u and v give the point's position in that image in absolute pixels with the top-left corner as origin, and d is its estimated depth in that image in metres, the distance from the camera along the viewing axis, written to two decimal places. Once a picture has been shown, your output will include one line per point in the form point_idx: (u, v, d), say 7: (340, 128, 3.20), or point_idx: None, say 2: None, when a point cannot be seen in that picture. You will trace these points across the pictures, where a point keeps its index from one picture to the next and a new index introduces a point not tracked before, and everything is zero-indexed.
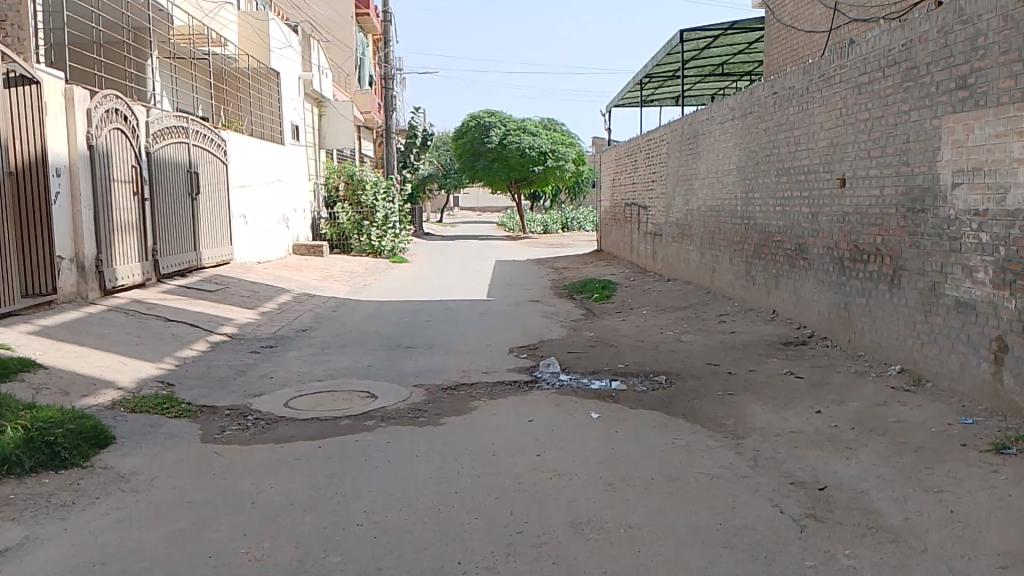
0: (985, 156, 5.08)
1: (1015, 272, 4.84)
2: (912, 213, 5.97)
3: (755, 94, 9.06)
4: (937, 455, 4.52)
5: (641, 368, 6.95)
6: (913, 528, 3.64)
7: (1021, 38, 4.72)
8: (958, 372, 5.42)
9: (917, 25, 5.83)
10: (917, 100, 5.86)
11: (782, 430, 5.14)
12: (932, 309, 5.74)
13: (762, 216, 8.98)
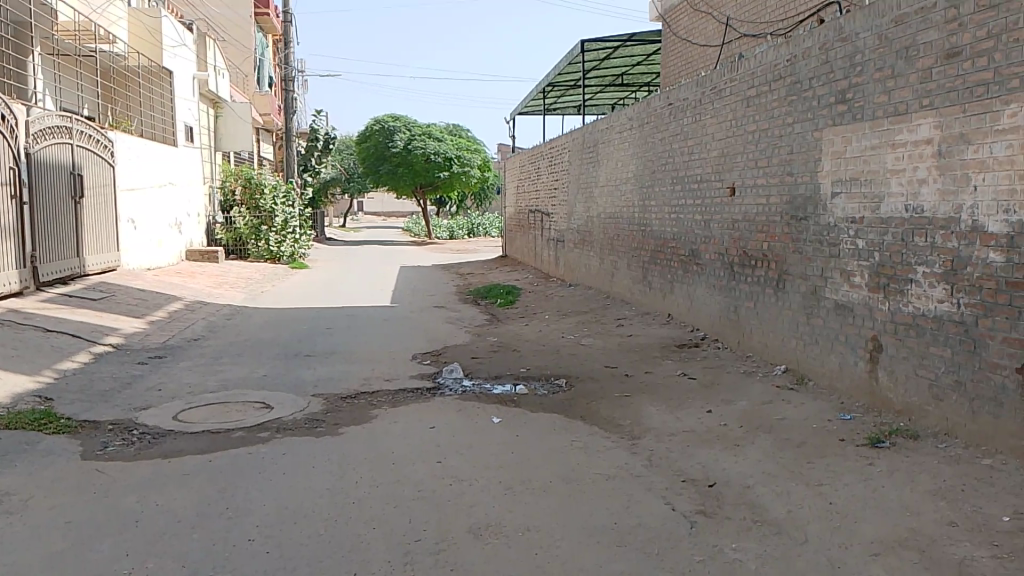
0: (861, 166, 5.39)
1: (888, 276, 5.16)
2: (795, 220, 6.28)
3: (652, 104, 9.33)
4: (817, 450, 4.76)
5: (541, 372, 7.04)
6: (796, 520, 3.82)
7: (892, 56, 5.04)
8: (837, 371, 5.74)
9: (800, 42, 6.14)
10: (800, 114, 6.18)
11: (675, 430, 5.30)
12: (813, 311, 6.05)
13: (658, 223, 9.25)
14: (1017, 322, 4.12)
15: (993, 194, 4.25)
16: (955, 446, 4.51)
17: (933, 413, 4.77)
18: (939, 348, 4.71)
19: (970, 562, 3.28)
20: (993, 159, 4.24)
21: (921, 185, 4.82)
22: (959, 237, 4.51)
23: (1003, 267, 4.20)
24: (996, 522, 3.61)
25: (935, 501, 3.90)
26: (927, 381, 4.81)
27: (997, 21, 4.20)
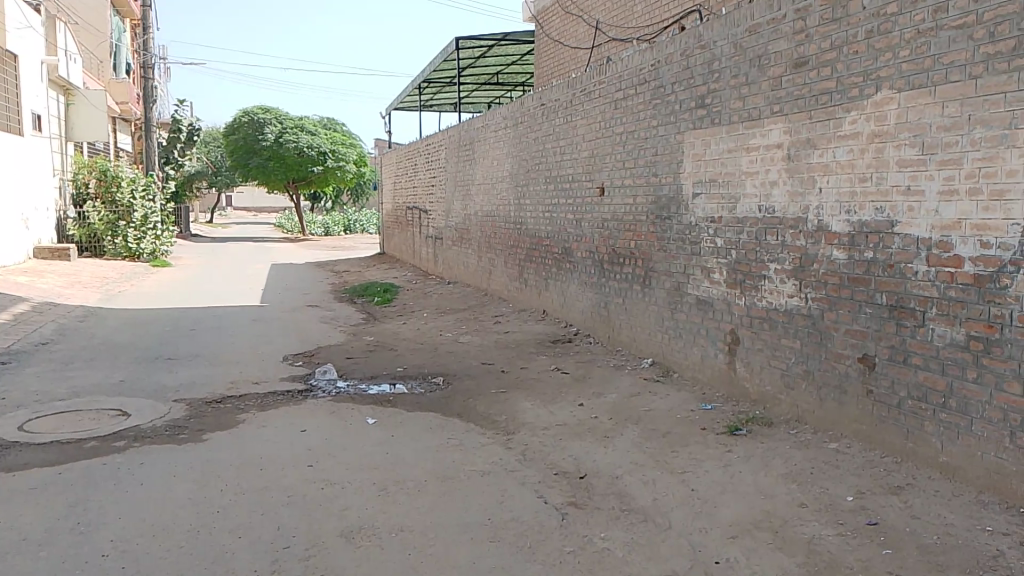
0: (720, 168, 5.68)
1: (744, 273, 5.46)
2: (660, 220, 6.54)
3: (525, 104, 9.45)
4: (681, 439, 4.99)
5: (417, 370, 7.01)
6: (661, 507, 3.99)
7: (746, 64, 5.33)
8: (699, 363, 6.04)
9: (663, 47, 6.38)
10: (663, 117, 6.43)
11: (548, 424, 5.41)
12: (676, 307, 6.33)
13: (532, 221, 9.40)
14: (857, 314, 4.46)
15: (837, 196, 4.58)
16: (804, 432, 4.84)
17: (785, 401, 5.11)
18: (789, 340, 5.04)
19: (818, 540, 3.53)
20: (837, 163, 4.56)
21: (773, 187, 5.13)
22: (807, 236, 4.84)
23: (845, 264, 4.53)
24: (840, 501, 3.91)
25: (787, 484, 4.17)
26: (780, 371, 5.14)
27: (839, 33, 4.51)
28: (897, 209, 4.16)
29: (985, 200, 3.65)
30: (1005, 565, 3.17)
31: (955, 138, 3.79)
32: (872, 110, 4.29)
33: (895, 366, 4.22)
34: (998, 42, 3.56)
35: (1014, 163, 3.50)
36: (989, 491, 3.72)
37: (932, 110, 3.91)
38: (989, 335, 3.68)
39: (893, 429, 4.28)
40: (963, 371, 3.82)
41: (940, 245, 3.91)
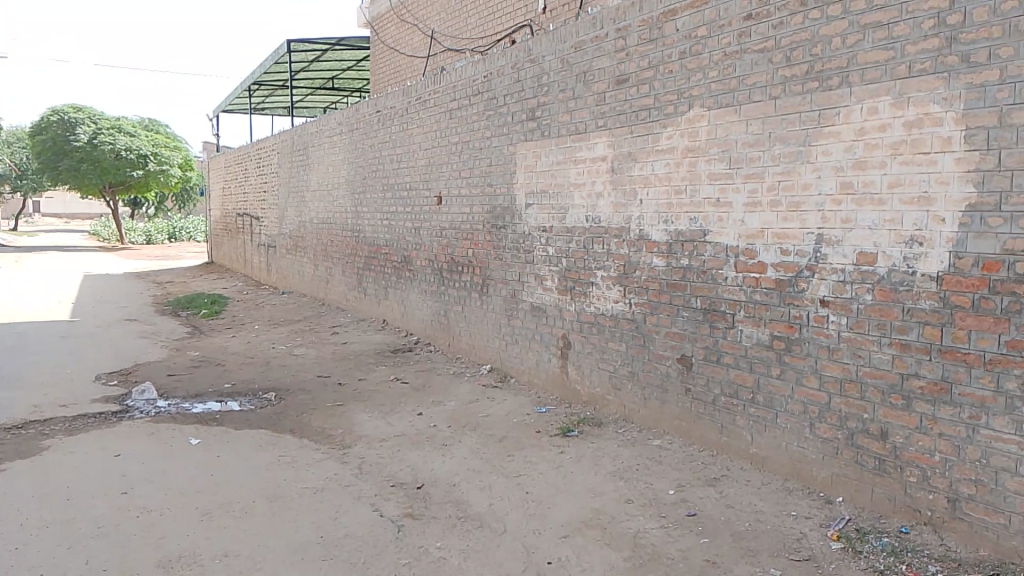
0: (549, 179, 5.86)
1: (573, 280, 5.66)
2: (495, 228, 6.64)
3: (360, 111, 9.32)
4: (516, 443, 5.08)
5: (247, 386, 6.71)
6: (496, 512, 4.04)
7: (572, 79, 5.54)
8: (535, 368, 6.20)
9: (495, 59, 6.50)
10: (497, 128, 6.54)
11: (384, 435, 5.34)
12: (512, 314, 6.46)
13: (369, 229, 9.28)
14: (676, 317, 4.74)
15: (656, 207, 4.85)
16: (631, 430, 5.09)
17: (613, 401, 5.34)
18: (616, 343, 5.27)
19: (643, 534, 3.71)
20: (656, 176, 4.82)
21: (599, 198, 5.35)
22: (629, 244, 5.08)
23: (664, 270, 4.80)
24: (663, 495, 4.13)
25: (615, 481, 4.35)
26: (608, 373, 5.37)
27: (655, 53, 4.77)
28: (709, 220, 4.46)
29: (784, 211, 3.99)
30: (807, 546, 3.47)
31: (758, 154, 4.12)
32: (685, 126, 4.57)
33: (709, 366, 4.52)
34: (793, 67, 3.89)
35: (808, 177, 3.85)
36: (792, 478, 4.06)
37: (738, 128, 4.22)
38: (789, 335, 4.02)
39: (709, 425, 4.57)
40: (769, 368, 4.14)
41: (746, 253, 4.23)
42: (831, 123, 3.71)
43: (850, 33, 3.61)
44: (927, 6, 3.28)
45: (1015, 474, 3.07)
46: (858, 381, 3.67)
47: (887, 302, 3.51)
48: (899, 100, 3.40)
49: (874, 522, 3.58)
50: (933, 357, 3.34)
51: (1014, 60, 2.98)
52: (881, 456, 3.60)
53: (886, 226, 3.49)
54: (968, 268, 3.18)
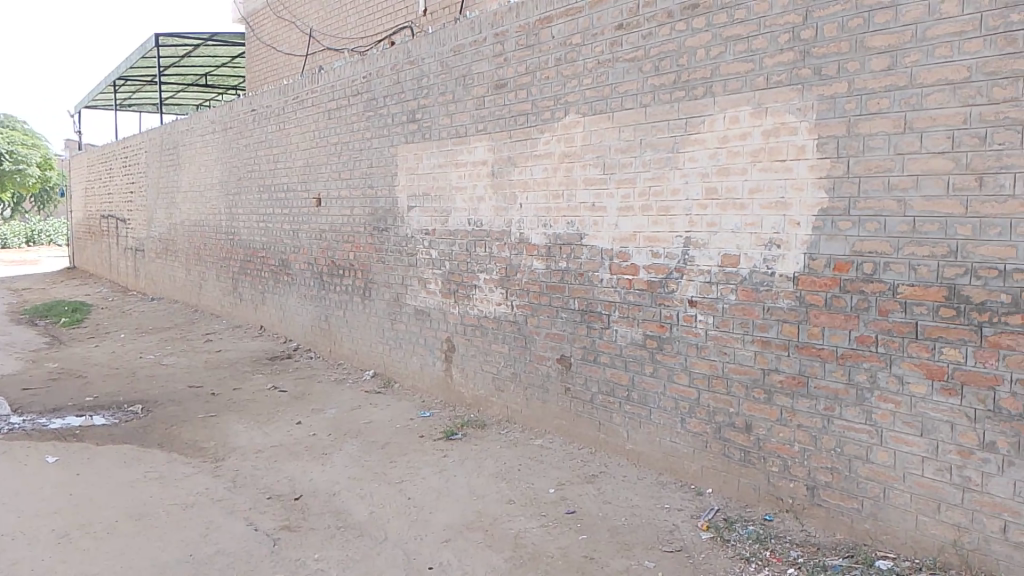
0: (431, 182, 5.84)
1: (456, 283, 5.66)
2: (376, 231, 6.56)
3: (234, 109, 8.99)
4: (398, 448, 5.04)
5: (112, 399, 6.34)
6: (377, 520, 3.98)
7: (452, 82, 5.54)
8: (418, 372, 6.16)
9: (374, 60, 6.42)
10: (377, 129, 6.46)
11: (261, 445, 5.17)
12: (395, 318, 6.39)
13: (245, 231, 8.96)
14: (555, 319, 4.82)
15: (535, 211, 4.91)
16: (514, 431, 5.14)
17: (496, 403, 5.37)
18: (498, 345, 5.31)
19: (523, 534, 3.75)
20: (534, 180, 4.89)
21: (479, 201, 5.37)
22: (510, 248, 5.13)
23: (543, 273, 4.88)
24: (544, 495, 4.18)
25: (496, 483, 4.38)
26: (491, 375, 5.40)
27: (532, 59, 4.83)
28: (585, 223, 4.56)
29: (654, 215, 4.13)
30: (679, 537, 3.60)
31: (630, 160, 4.25)
32: (562, 132, 4.66)
33: (587, 365, 4.62)
34: (662, 76, 4.03)
35: (677, 182, 4.00)
36: (666, 472, 4.21)
37: (611, 134, 4.34)
38: (660, 334, 4.16)
39: (588, 422, 4.68)
40: (643, 366, 4.28)
41: (620, 255, 4.35)
42: (697, 131, 3.87)
43: (713, 45, 3.77)
44: (782, 21, 3.46)
45: (866, 460, 3.29)
46: (724, 377, 3.85)
47: (749, 302, 3.69)
48: (759, 110, 3.58)
49: (741, 512, 3.76)
50: (791, 353, 3.54)
51: (860, 74, 3.19)
52: (747, 448, 3.78)
53: (747, 230, 3.67)
54: (821, 269, 3.38)
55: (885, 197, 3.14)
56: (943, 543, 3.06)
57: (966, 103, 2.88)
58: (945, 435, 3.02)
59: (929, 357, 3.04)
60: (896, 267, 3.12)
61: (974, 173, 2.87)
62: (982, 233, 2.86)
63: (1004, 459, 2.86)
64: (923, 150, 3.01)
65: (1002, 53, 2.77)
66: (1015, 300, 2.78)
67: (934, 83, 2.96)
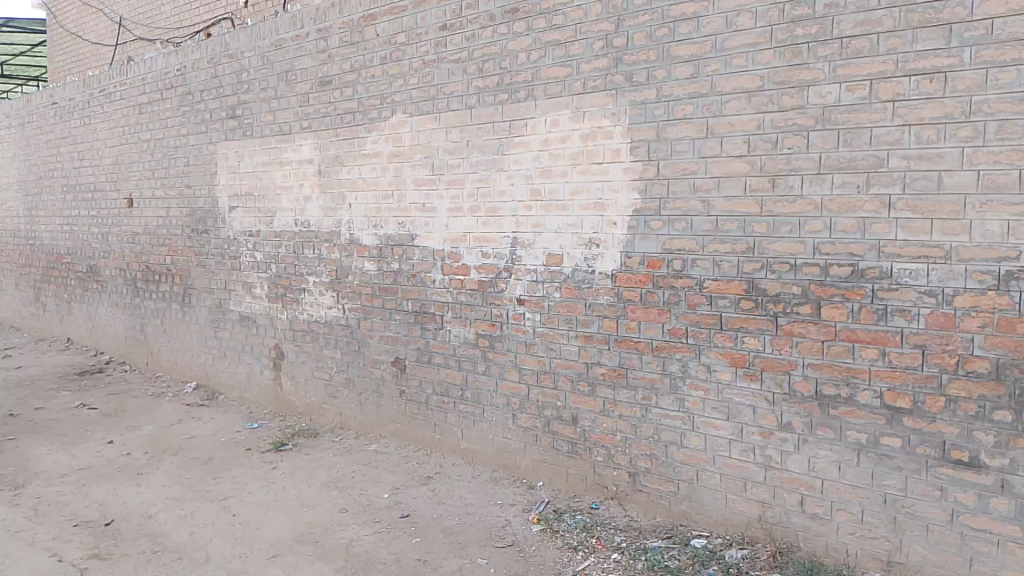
0: (254, 182, 5.60)
1: (284, 287, 5.46)
2: (196, 233, 6.21)
3: (33, 102, 8.22)
4: (224, 463, 4.80)
5: None
6: (199, 540, 3.77)
7: (274, 78, 5.33)
8: (246, 382, 5.90)
9: (189, 52, 6.08)
10: (194, 126, 6.12)
11: (67, 469, 4.76)
12: (219, 325, 6.08)
13: (47, 235, 8.22)
14: (388, 321, 4.76)
15: (364, 211, 4.83)
16: (347, 438, 5.03)
17: (329, 410, 5.24)
18: (330, 350, 5.17)
19: (355, 542, 3.67)
20: (363, 180, 4.81)
21: (306, 201, 5.21)
22: (340, 249, 5.01)
23: (375, 275, 4.80)
24: (377, 500, 4.12)
25: (328, 492, 4.26)
26: (323, 381, 5.26)
27: (357, 56, 4.75)
28: (416, 223, 4.53)
29: (482, 216, 4.17)
30: (510, 533, 3.66)
31: (457, 161, 4.27)
32: (389, 131, 4.61)
33: (421, 367, 4.60)
34: (486, 78, 4.07)
35: (503, 184, 4.05)
36: (500, 469, 4.27)
37: (439, 135, 4.34)
38: (491, 333, 4.21)
39: (422, 424, 4.66)
40: (475, 365, 4.31)
41: (451, 255, 4.36)
42: (521, 133, 3.95)
43: (533, 49, 3.85)
44: (596, 28, 3.59)
45: (681, 445, 3.48)
46: (552, 372, 3.95)
47: (573, 299, 3.81)
48: (577, 114, 3.70)
49: (569, 502, 3.87)
50: (612, 347, 3.69)
51: (667, 81, 3.37)
52: (574, 439, 3.90)
53: (569, 230, 3.78)
54: (636, 266, 3.55)
55: (692, 198, 3.33)
56: (750, 518, 3.30)
57: (760, 110, 3.10)
58: (749, 418, 3.25)
59: (732, 346, 3.26)
60: (703, 263, 3.33)
61: (768, 175, 3.10)
62: (776, 231, 3.10)
63: (799, 438, 3.11)
64: (724, 153, 3.22)
65: (789, 64, 3.01)
66: (805, 291, 3.04)
67: (731, 91, 3.18)
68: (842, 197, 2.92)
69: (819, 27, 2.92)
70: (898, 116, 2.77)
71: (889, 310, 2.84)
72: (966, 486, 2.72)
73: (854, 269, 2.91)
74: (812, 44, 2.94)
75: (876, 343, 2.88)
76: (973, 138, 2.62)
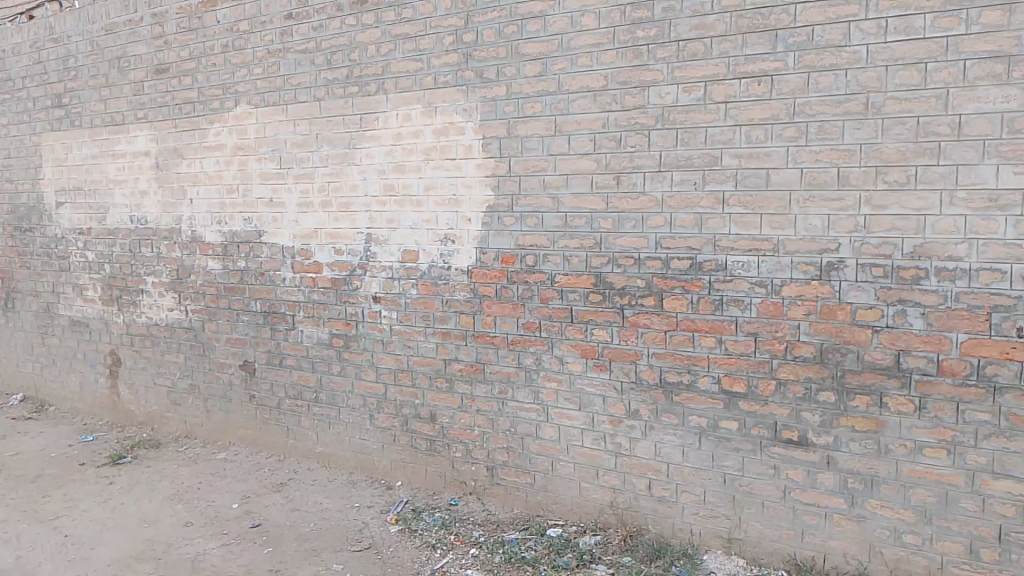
0: (84, 175, 5.21)
1: (120, 288, 5.10)
2: (18, 231, 5.70)
3: None
4: (54, 480, 4.43)
5: None
6: (23, 566, 3.46)
7: (105, 64, 4.97)
8: (79, 391, 5.49)
9: (8, 35, 5.57)
10: (14, 115, 5.61)
11: None
12: (47, 331, 5.62)
13: None
14: (235, 323, 4.55)
15: (207, 207, 4.59)
16: (194, 447, 4.78)
17: (174, 418, 4.96)
18: (172, 355, 4.89)
19: (202, 556, 3.48)
20: (205, 174, 4.57)
21: (143, 197, 4.89)
22: (180, 247, 4.74)
23: (220, 274, 4.58)
24: (226, 511, 3.93)
25: (172, 505, 4.03)
26: (166, 388, 4.97)
27: (197, 44, 4.50)
28: (263, 220, 4.35)
29: (334, 211, 4.07)
30: (367, 535, 3.58)
31: (306, 154, 4.13)
32: (233, 123, 4.40)
33: (272, 369, 4.43)
34: (334, 70, 3.97)
35: (354, 179, 3.96)
36: (357, 471, 4.18)
37: (286, 127, 4.19)
38: (346, 332, 4.11)
39: (275, 429, 4.49)
40: (329, 366, 4.20)
41: (301, 253, 4.22)
42: (372, 128, 3.87)
43: (383, 42, 3.78)
44: (446, 23, 3.57)
45: (536, 437, 3.53)
46: (409, 370, 3.90)
47: (430, 296, 3.78)
48: (428, 109, 3.67)
49: (428, 500, 3.85)
50: (468, 343, 3.69)
51: (517, 78, 3.40)
52: (432, 437, 3.88)
53: (424, 226, 3.75)
54: (491, 262, 3.56)
55: (543, 195, 3.38)
56: (603, 505, 3.39)
57: (605, 109, 3.19)
58: (599, 407, 3.34)
59: (583, 338, 3.34)
60: (554, 258, 3.38)
61: (613, 172, 3.19)
62: (621, 226, 3.20)
63: (646, 425, 3.23)
64: (572, 151, 3.29)
65: (631, 65, 3.10)
66: (649, 284, 3.15)
67: (578, 90, 3.24)
68: (681, 194, 3.05)
69: (658, 30, 3.03)
70: (731, 116, 2.91)
71: (724, 300, 2.99)
72: (797, 464, 2.91)
73: (693, 263, 3.04)
74: (652, 46, 3.05)
75: (714, 331, 3.03)
76: (797, 137, 2.79)
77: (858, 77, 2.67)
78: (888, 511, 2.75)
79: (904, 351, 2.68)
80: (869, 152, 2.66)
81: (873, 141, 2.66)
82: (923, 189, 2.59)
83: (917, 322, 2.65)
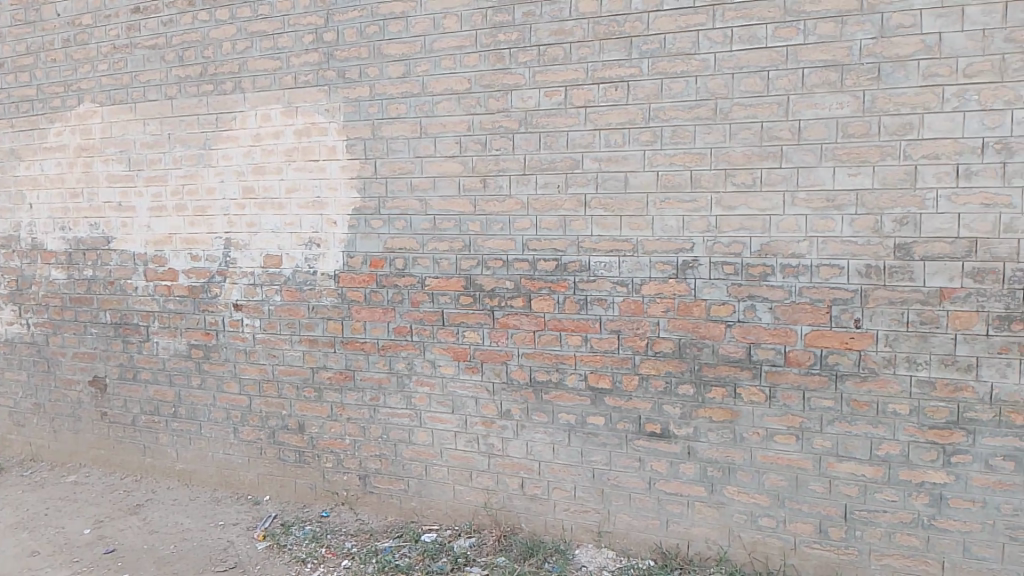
0: None
1: None
2: None
3: None
4: None
5: None
6: None
7: None
8: None
9: None
10: None
11: None
12: None
13: None
14: (84, 336, 4.27)
15: (48, 212, 4.29)
16: (40, 470, 4.45)
17: (17, 441, 4.61)
18: (14, 372, 4.54)
19: None
20: (46, 177, 4.26)
21: None
22: (20, 256, 4.40)
23: (65, 284, 4.28)
24: (76, 537, 3.68)
25: (15, 534, 3.73)
26: (8, 408, 4.61)
27: (34, 37, 4.19)
28: (112, 225, 4.10)
29: (191, 216, 3.88)
30: (233, 553, 3.44)
31: (158, 156, 3.92)
32: (76, 122, 4.13)
33: (127, 384, 4.19)
34: (186, 67, 3.79)
35: (212, 181, 3.80)
36: (222, 487, 4.01)
37: (136, 127, 3.96)
38: (207, 343, 3.93)
39: (131, 447, 4.25)
40: (189, 378, 4.00)
41: (155, 260, 4.01)
42: (229, 128, 3.72)
43: (238, 39, 3.64)
44: (305, 21, 3.47)
45: (409, 442, 3.50)
46: (275, 380, 3.78)
47: (295, 302, 3.67)
48: (289, 109, 3.56)
49: (298, 513, 3.74)
50: (337, 349, 3.61)
51: (380, 79, 3.35)
52: (301, 448, 3.77)
53: (288, 229, 3.64)
54: (358, 266, 3.50)
55: (409, 197, 3.35)
56: (476, 507, 3.40)
57: (469, 112, 3.19)
58: (471, 409, 3.34)
59: (454, 340, 3.33)
60: (423, 261, 3.36)
61: (479, 175, 3.20)
62: (488, 229, 3.21)
63: (517, 424, 3.26)
64: (437, 153, 3.27)
65: (493, 68, 3.12)
66: (516, 285, 3.18)
67: (441, 92, 3.23)
68: (545, 196, 3.09)
69: (518, 34, 3.05)
70: (590, 120, 2.98)
71: (588, 300, 3.06)
72: (660, 456, 3.01)
73: (558, 263, 3.09)
74: (513, 50, 3.08)
75: (579, 330, 3.09)
76: (652, 141, 2.88)
77: (707, 83, 2.78)
78: (745, 497, 2.89)
79: (754, 344, 2.81)
80: (719, 155, 2.78)
81: (722, 145, 2.78)
82: (768, 190, 2.73)
83: (766, 316, 2.79)
